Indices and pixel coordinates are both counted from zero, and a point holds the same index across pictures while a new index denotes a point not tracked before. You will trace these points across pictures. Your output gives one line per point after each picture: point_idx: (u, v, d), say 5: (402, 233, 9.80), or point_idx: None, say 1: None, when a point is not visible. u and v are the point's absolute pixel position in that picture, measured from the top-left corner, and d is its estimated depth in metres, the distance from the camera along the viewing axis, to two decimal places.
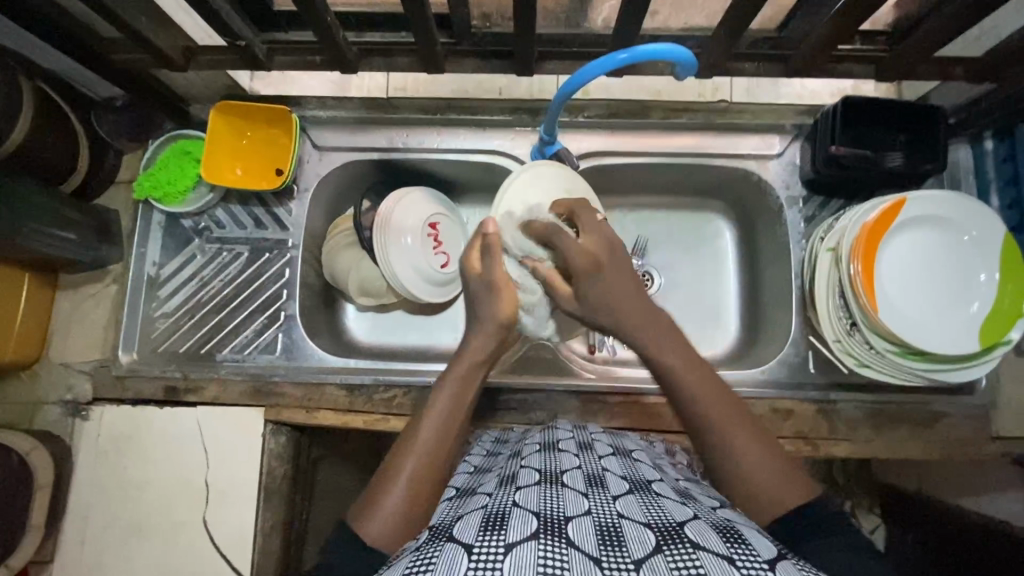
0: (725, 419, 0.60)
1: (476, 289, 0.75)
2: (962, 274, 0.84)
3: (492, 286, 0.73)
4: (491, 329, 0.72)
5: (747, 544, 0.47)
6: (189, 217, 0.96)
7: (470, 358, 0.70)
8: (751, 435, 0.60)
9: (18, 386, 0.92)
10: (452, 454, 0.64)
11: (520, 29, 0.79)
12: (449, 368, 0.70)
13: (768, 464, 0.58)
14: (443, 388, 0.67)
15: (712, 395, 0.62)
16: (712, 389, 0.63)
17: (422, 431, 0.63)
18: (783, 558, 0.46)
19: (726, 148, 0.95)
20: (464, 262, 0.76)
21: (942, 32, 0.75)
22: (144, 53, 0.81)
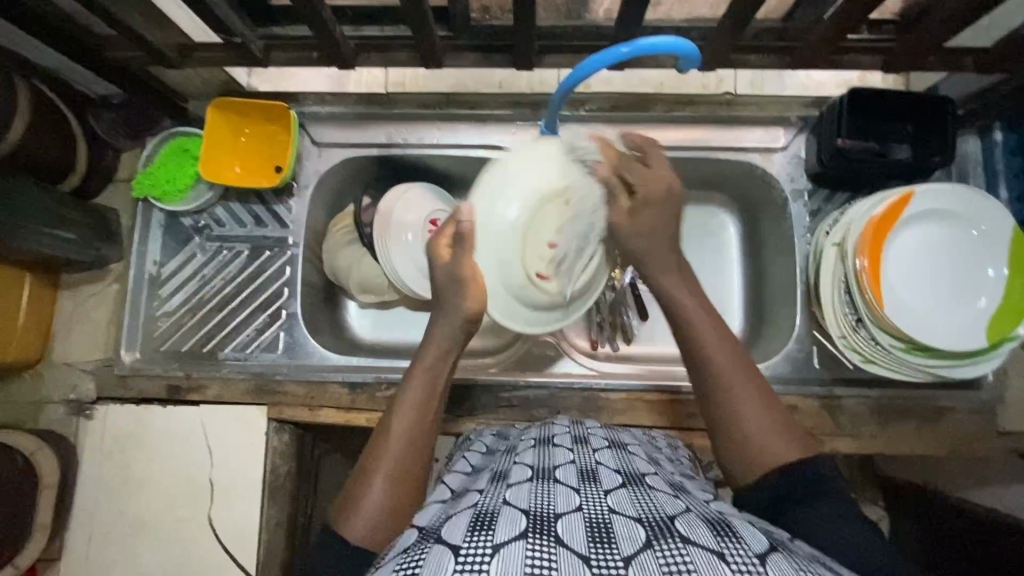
0: (737, 390, 0.61)
1: (442, 278, 0.70)
2: (971, 268, 0.83)
3: (457, 278, 0.68)
4: (454, 314, 0.69)
5: (738, 537, 0.47)
6: (189, 216, 0.95)
7: (438, 346, 0.69)
8: (762, 408, 0.60)
9: (23, 385, 0.92)
10: (431, 441, 0.64)
11: (520, 22, 0.78)
12: (417, 358, 0.68)
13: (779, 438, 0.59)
14: (414, 378, 0.67)
15: (727, 364, 0.63)
16: (726, 362, 0.63)
17: (395, 423, 0.63)
18: (775, 551, 0.46)
19: (730, 140, 0.93)
20: (433, 246, 0.72)
21: (951, 22, 0.73)
22: (138, 50, 0.80)
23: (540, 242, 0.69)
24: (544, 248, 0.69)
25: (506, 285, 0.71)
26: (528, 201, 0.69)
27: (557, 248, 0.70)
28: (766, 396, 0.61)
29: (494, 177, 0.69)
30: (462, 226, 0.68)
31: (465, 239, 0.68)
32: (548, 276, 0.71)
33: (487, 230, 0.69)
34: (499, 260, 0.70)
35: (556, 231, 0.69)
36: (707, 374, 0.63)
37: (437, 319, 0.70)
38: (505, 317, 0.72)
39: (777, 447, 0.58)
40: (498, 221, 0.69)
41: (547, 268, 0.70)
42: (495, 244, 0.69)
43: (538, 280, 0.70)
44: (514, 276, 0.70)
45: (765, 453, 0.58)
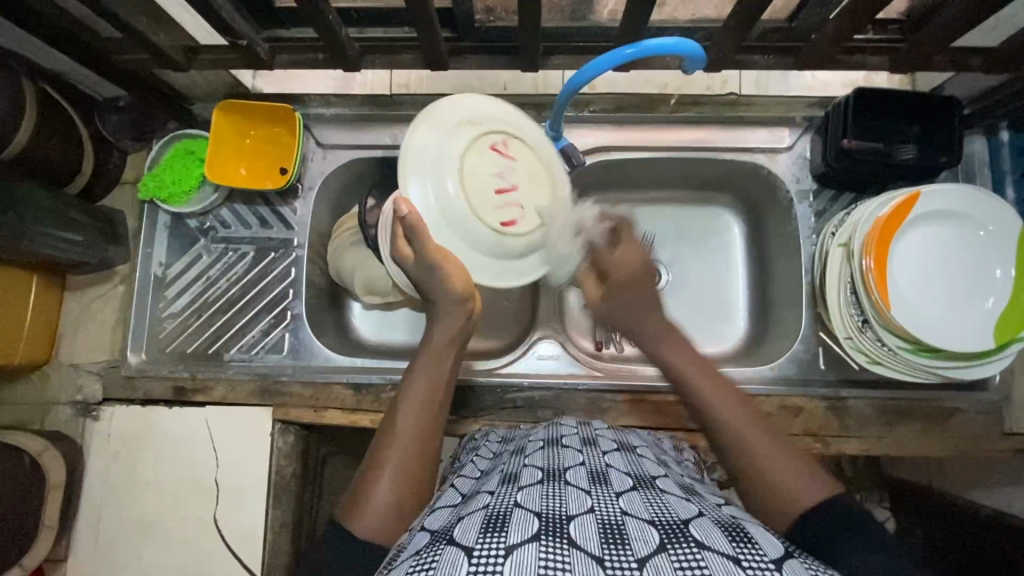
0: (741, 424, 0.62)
1: (419, 275, 0.68)
2: (978, 269, 0.83)
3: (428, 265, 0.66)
4: (449, 308, 0.69)
5: (752, 541, 0.46)
6: (194, 217, 0.96)
7: (439, 342, 0.69)
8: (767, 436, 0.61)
9: (30, 387, 0.93)
10: (437, 436, 0.64)
11: (524, 23, 0.78)
12: (420, 355, 0.69)
13: (787, 462, 0.58)
14: (416, 376, 0.67)
15: (728, 401, 0.64)
16: (727, 400, 0.64)
17: (400, 420, 0.63)
18: (791, 557, 0.46)
19: (735, 141, 0.93)
20: (395, 253, 0.69)
21: (958, 22, 0.73)
22: (145, 53, 0.80)
23: (485, 192, 0.64)
24: (494, 196, 0.64)
25: (480, 248, 0.66)
26: (455, 159, 0.64)
27: (507, 190, 0.64)
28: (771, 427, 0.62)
29: (412, 154, 0.65)
30: (405, 220, 0.63)
31: (415, 231, 0.63)
32: (515, 221, 0.64)
33: (433, 208, 0.65)
34: (457, 229, 0.65)
35: (497, 175, 0.64)
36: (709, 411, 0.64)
37: (435, 321, 0.70)
38: (499, 277, 0.67)
39: (781, 471, 0.58)
40: (436, 195, 0.64)
41: (507, 214, 0.64)
42: (443, 218, 0.65)
43: (504, 229, 0.64)
44: (482, 236, 0.65)
45: (769, 476, 0.58)
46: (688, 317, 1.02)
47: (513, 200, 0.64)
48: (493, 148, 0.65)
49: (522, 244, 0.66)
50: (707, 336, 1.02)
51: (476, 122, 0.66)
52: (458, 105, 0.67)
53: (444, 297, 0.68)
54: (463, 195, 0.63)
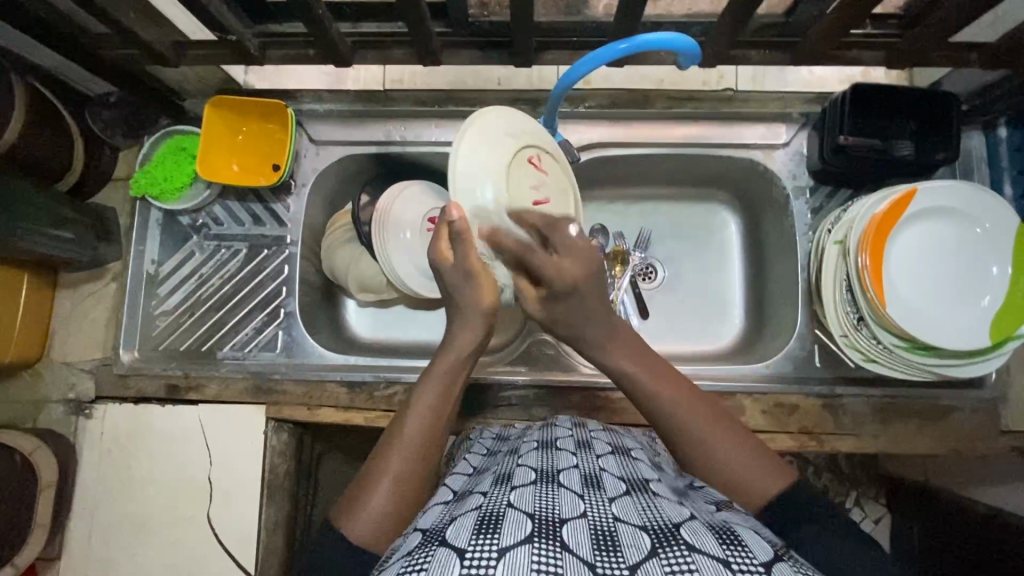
0: (700, 428, 0.60)
1: (451, 281, 0.65)
2: (974, 267, 0.82)
3: (467, 273, 0.64)
4: (473, 314, 0.65)
5: (743, 545, 0.46)
6: (187, 214, 0.95)
7: (458, 349, 0.66)
8: (728, 439, 0.60)
9: (22, 385, 0.92)
10: (441, 445, 0.63)
11: (517, 18, 0.77)
12: (436, 357, 0.66)
13: (752, 464, 0.59)
14: (429, 382, 0.65)
15: (683, 402, 0.62)
16: (685, 401, 0.62)
17: (408, 428, 0.62)
18: (780, 559, 0.46)
19: (731, 137, 0.92)
20: (431, 251, 0.66)
21: (956, 17, 0.72)
22: (134, 48, 0.79)
23: (525, 202, 0.67)
24: (531, 205, 0.67)
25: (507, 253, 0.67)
26: (501, 169, 0.66)
27: (539, 201, 0.68)
28: (732, 425, 0.61)
29: (462, 159, 0.65)
30: (456, 226, 0.62)
31: (462, 238, 0.63)
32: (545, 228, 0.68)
33: (476, 212, 0.65)
34: (494, 235, 0.65)
35: (535, 187, 0.68)
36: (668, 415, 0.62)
37: (455, 325, 0.66)
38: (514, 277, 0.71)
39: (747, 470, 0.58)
40: (478, 199, 0.64)
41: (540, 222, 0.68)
42: (487, 218, 0.65)
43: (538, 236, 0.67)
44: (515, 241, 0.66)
45: (735, 477, 0.58)
46: (687, 317, 1.01)
47: (545, 211, 0.69)
48: (529, 161, 0.69)
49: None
50: (703, 333, 1.01)
51: (514, 136, 0.68)
52: (497, 115, 0.68)
53: (473, 306, 0.65)
54: (506, 202, 0.65)
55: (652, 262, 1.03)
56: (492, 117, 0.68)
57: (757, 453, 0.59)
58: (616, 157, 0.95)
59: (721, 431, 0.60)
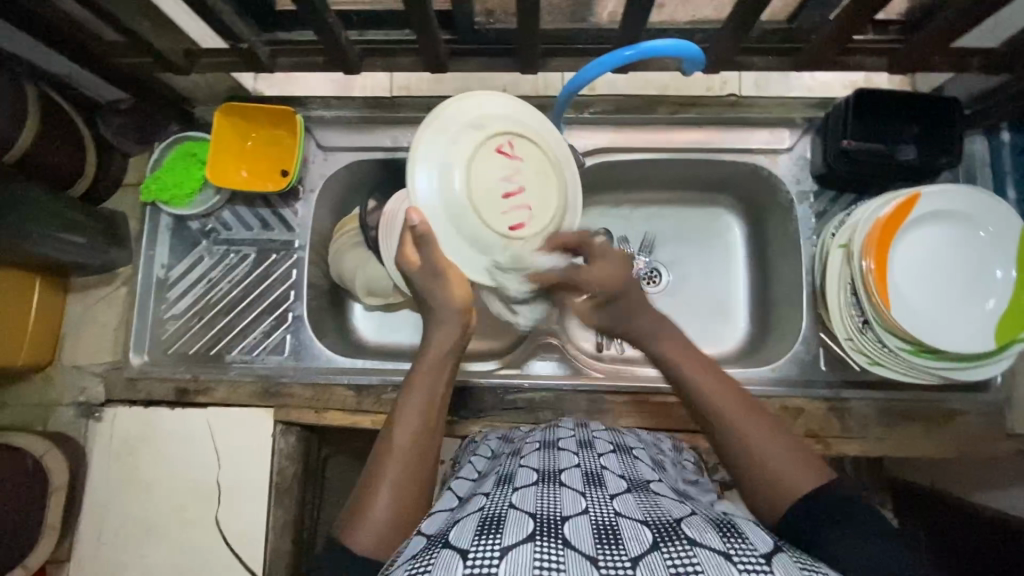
0: (739, 417, 0.62)
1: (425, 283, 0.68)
2: (979, 271, 0.83)
3: (435, 272, 0.66)
4: (447, 315, 0.68)
5: (744, 538, 0.46)
6: (196, 219, 0.96)
7: (437, 350, 0.68)
8: (766, 430, 0.60)
9: (33, 388, 0.93)
10: (435, 447, 0.64)
11: (524, 26, 0.78)
12: (417, 363, 0.68)
13: (787, 453, 0.58)
14: (414, 387, 0.66)
15: (724, 390, 0.64)
16: (725, 392, 0.64)
17: (398, 435, 0.63)
18: (780, 551, 0.46)
19: (736, 142, 0.93)
20: (401, 259, 0.68)
21: (957, 22, 0.73)
22: (146, 55, 0.81)
23: (493, 195, 0.64)
24: (501, 199, 0.64)
25: (486, 251, 0.66)
26: (463, 163, 0.64)
27: (517, 193, 0.64)
28: (770, 417, 0.62)
29: (423, 157, 0.66)
30: (418, 228, 0.64)
31: (427, 238, 0.64)
32: (524, 223, 0.64)
33: (440, 208, 0.65)
34: (463, 232, 0.65)
35: (504, 178, 0.64)
36: (709, 406, 0.64)
37: (432, 327, 0.69)
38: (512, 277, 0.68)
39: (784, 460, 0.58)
40: (442, 197, 0.65)
41: (517, 217, 0.64)
42: (453, 221, 0.65)
43: (513, 232, 0.64)
44: (489, 239, 0.65)
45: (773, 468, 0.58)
46: (688, 316, 1.02)
47: (520, 202, 0.64)
48: (499, 151, 0.65)
49: (533, 247, 0.66)
50: (707, 337, 1.02)
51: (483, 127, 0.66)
52: (465, 107, 0.68)
53: (444, 304, 0.68)
54: (466, 197, 0.64)
55: (656, 266, 1.03)
56: (446, 122, 0.67)
57: (793, 445, 0.59)
58: (621, 162, 0.95)
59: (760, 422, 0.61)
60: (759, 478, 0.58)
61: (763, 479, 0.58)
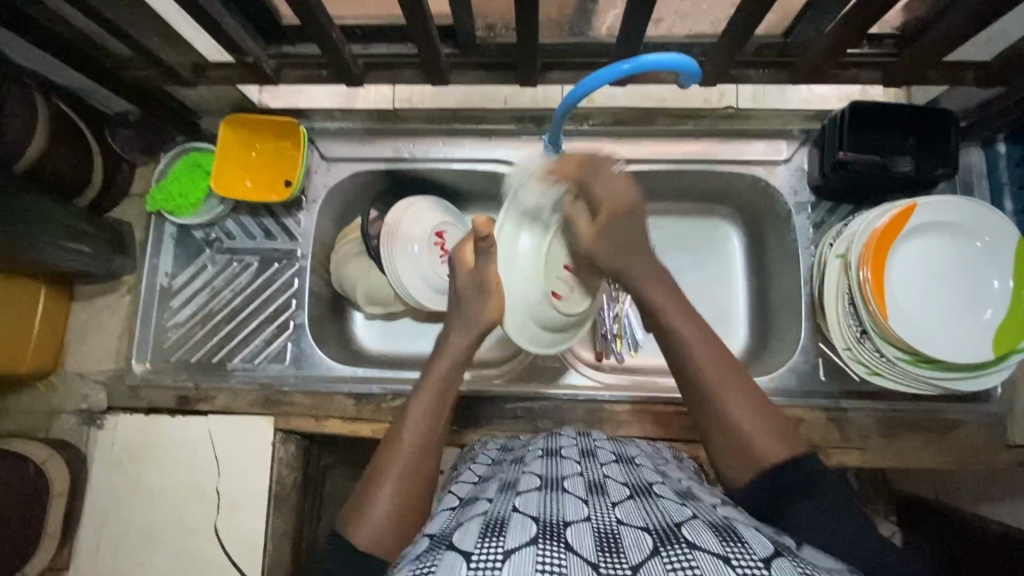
0: (724, 384, 0.63)
1: (465, 286, 0.75)
2: (975, 280, 0.83)
3: (484, 286, 0.74)
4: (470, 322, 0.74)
5: (742, 541, 0.46)
6: (200, 229, 0.98)
7: (450, 358, 0.72)
8: (748, 402, 0.62)
9: (36, 396, 0.94)
10: (437, 451, 0.66)
11: (524, 41, 0.79)
12: (427, 372, 0.71)
13: (764, 432, 0.60)
14: (422, 393, 0.69)
15: (714, 355, 0.65)
16: (710, 349, 0.66)
17: (405, 432, 0.65)
18: (780, 555, 0.45)
19: (733, 154, 0.94)
20: (457, 255, 0.77)
21: (951, 36, 0.74)
22: (155, 70, 0.82)
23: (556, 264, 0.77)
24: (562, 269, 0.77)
25: (522, 302, 0.77)
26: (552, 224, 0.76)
27: (570, 269, 0.78)
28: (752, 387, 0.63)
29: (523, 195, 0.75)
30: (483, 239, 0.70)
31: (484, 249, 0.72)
32: (562, 295, 0.78)
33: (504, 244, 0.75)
34: (517, 280, 0.76)
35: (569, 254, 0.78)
36: (702, 383, 0.64)
37: (453, 331, 0.74)
38: (528, 341, 0.79)
39: (756, 429, 0.60)
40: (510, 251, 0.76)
41: (560, 287, 0.77)
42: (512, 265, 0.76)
43: (553, 298, 0.77)
44: (532, 293, 0.77)
45: (739, 432, 0.60)
46: None
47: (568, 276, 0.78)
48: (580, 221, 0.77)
49: (557, 318, 0.78)
50: None
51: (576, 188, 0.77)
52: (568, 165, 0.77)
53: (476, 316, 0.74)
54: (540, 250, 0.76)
55: None
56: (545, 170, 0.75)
57: (772, 422, 0.61)
58: (621, 172, 0.96)
59: (744, 395, 0.63)
60: (735, 449, 0.60)
61: (738, 453, 0.60)
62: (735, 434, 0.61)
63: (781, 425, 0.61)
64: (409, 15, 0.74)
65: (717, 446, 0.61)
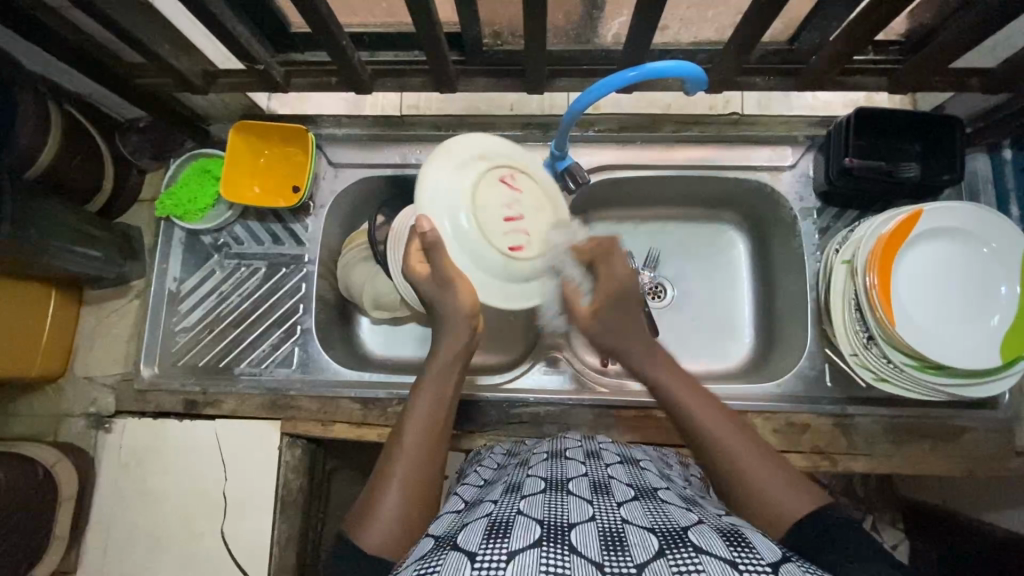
0: (729, 441, 0.63)
1: (427, 288, 0.72)
2: (982, 287, 0.83)
3: (445, 281, 0.69)
4: (457, 321, 0.71)
5: (750, 546, 0.46)
6: (208, 234, 0.98)
7: (447, 353, 0.72)
8: (756, 454, 0.61)
9: (45, 399, 0.95)
10: (442, 451, 0.66)
11: (531, 49, 0.80)
12: (426, 369, 0.72)
13: (766, 467, 0.60)
14: (422, 392, 0.69)
15: (714, 415, 0.66)
16: (708, 408, 0.67)
17: (407, 435, 0.65)
18: (788, 561, 0.45)
19: (738, 160, 0.95)
20: (409, 271, 0.73)
21: (956, 44, 0.74)
22: (167, 77, 0.83)
23: (496, 219, 0.70)
24: (503, 224, 0.70)
25: (484, 268, 0.70)
26: (470, 194, 0.69)
27: (513, 220, 0.71)
28: (759, 443, 0.63)
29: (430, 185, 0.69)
30: (428, 236, 0.67)
31: (433, 248, 0.68)
32: (521, 246, 0.71)
33: (447, 231, 0.69)
34: (468, 253, 0.70)
35: (506, 205, 0.70)
36: (707, 441, 0.64)
37: (442, 332, 0.72)
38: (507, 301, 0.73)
39: (770, 481, 0.58)
40: (446, 234, 0.69)
41: (515, 239, 0.70)
42: (456, 248, 0.69)
43: (512, 253, 0.70)
44: (487, 257, 0.70)
45: (753, 483, 0.59)
46: (696, 334, 1.02)
47: (520, 227, 0.71)
48: (503, 180, 0.72)
49: (525, 269, 0.72)
50: (713, 354, 1.02)
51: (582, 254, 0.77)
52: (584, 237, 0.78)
53: (454, 312, 0.71)
54: (474, 221, 0.69)
55: (661, 280, 1.04)
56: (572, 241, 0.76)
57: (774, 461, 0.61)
58: (626, 179, 0.97)
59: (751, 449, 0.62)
60: (750, 500, 0.58)
61: (753, 502, 0.58)
62: (747, 486, 0.59)
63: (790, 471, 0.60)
64: (417, 23, 0.75)
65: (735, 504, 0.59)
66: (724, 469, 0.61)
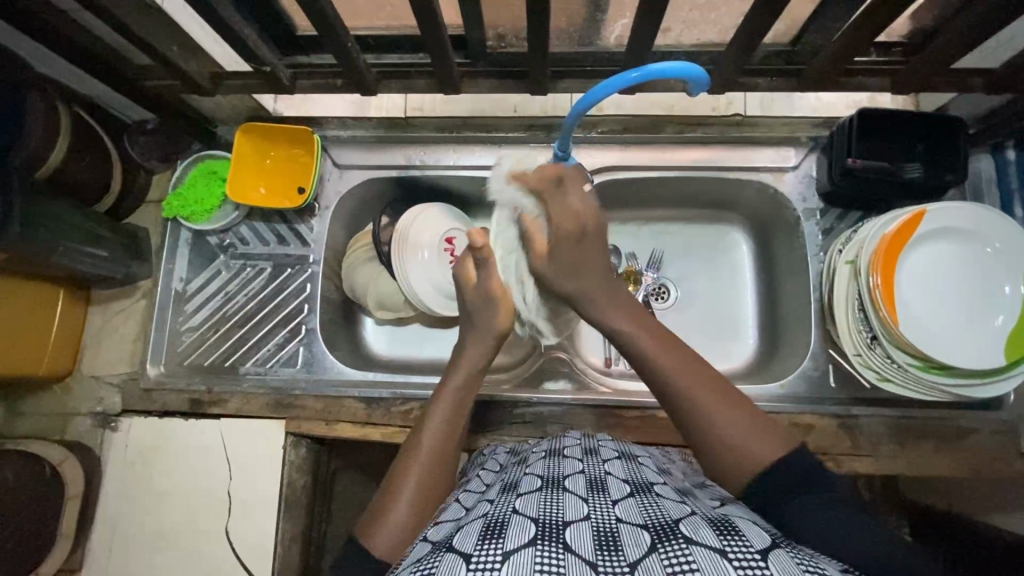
0: (701, 396, 0.63)
1: (472, 301, 0.75)
2: (985, 286, 0.83)
3: (489, 295, 0.74)
4: (485, 332, 0.74)
5: (739, 534, 0.46)
6: (215, 234, 0.99)
7: (469, 363, 0.72)
8: (730, 410, 0.61)
9: (52, 398, 0.95)
10: (453, 461, 0.66)
11: (535, 51, 0.81)
12: (446, 377, 0.72)
13: (761, 434, 0.59)
14: (441, 400, 0.69)
15: (682, 365, 0.65)
16: (674, 357, 0.66)
17: (423, 442, 0.65)
18: (777, 547, 0.45)
19: (741, 161, 0.95)
20: (460, 271, 0.77)
21: (958, 44, 0.75)
22: (175, 79, 0.84)
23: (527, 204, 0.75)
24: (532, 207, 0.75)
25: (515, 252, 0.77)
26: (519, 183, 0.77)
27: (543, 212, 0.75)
28: (731, 395, 0.63)
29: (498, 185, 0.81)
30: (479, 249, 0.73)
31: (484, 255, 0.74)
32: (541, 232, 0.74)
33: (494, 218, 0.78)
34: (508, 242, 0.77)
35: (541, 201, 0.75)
36: (678, 399, 0.64)
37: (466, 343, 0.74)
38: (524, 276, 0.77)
39: (749, 438, 0.59)
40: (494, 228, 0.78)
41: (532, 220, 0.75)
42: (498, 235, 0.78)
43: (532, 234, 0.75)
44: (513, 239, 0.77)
45: (733, 441, 0.59)
46: (698, 336, 1.02)
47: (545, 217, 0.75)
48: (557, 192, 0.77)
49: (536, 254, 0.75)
50: (717, 355, 1.02)
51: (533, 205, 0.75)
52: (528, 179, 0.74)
53: (489, 325, 0.74)
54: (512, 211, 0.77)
55: (664, 282, 1.04)
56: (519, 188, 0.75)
57: (766, 425, 0.61)
58: (629, 179, 0.97)
59: (724, 404, 0.62)
60: (733, 459, 0.59)
61: (736, 462, 0.59)
62: (729, 445, 0.59)
63: (765, 424, 0.61)
64: (421, 24, 0.75)
65: (717, 460, 0.60)
66: (706, 428, 0.61)
